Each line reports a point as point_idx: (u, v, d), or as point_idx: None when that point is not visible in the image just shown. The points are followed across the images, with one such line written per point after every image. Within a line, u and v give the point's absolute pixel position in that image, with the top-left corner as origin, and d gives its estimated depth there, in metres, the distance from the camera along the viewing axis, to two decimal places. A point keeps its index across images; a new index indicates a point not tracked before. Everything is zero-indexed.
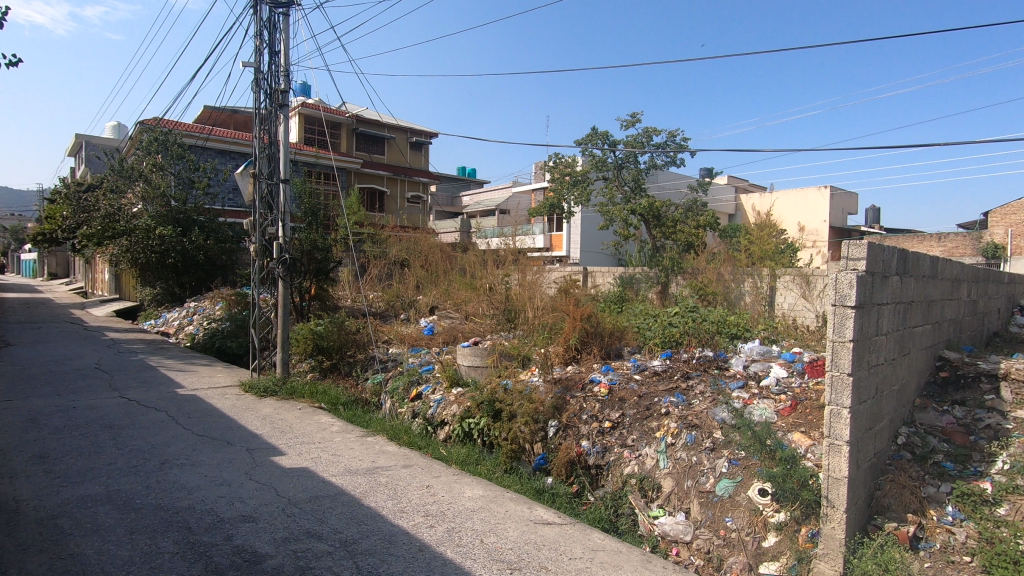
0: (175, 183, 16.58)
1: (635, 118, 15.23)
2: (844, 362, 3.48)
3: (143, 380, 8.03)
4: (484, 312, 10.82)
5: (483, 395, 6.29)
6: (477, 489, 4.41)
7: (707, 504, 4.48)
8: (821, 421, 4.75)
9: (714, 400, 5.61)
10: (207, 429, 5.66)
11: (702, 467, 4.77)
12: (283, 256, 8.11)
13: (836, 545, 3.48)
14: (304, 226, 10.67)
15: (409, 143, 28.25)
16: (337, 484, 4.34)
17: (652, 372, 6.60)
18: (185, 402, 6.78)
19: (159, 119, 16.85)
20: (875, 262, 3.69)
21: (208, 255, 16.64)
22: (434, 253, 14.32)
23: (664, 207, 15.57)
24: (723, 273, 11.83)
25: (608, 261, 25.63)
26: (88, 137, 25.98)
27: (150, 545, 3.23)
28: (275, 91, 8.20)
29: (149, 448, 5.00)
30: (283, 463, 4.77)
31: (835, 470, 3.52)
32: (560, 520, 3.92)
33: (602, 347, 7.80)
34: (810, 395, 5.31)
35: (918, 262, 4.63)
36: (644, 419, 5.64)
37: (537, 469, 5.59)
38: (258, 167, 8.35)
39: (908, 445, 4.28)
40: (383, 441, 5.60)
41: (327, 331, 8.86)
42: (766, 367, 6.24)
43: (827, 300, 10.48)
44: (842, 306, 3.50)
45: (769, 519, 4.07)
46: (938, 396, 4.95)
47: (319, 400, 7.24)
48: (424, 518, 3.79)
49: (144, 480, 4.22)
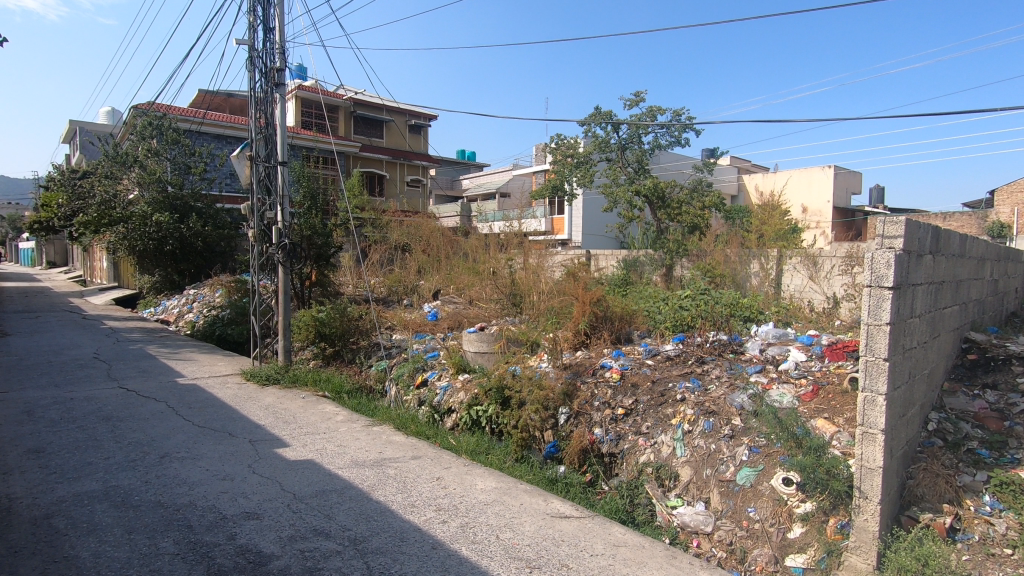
0: (171, 169, 16.15)
1: (638, 97, 14.87)
2: (880, 346, 3.28)
3: (142, 369, 7.87)
4: (488, 297, 10.53)
5: (492, 382, 6.10)
6: (489, 480, 4.24)
7: (728, 494, 4.33)
8: (846, 406, 4.58)
9: (732, 385, 5.42)
10: (209, 421, 5.49)
11: (722, 455, 4.61)
12: (282, 241, 7.89)
13: (870, 537, 3.33)
14: (303, 211, 10.45)
15: (408, 125, 27.81)
16: (344, 477, 4.18)
17: (664, 357, 6.41)
18: (186, 392, 6.62)
19: (152, 103, 16.70)
20: (912, 240, 3.49)
21: (207, 242, 16.47)
22: (435, 237, 14.09)
23: (669, 188, 15.26)
24: (729, 256, 11.69)
25: (610, 243, 25.44)
26: (81, 123, 25.55)
27: (149, 546, 3.06)
28: (271, 69, 7.89)
29: (148, 441, 4.83)
30: (287, 455, 4.61)
31: (869, 460, 3.35)
32: (578, 513, 3.74)
33: (613, 332, 7.56)
34: (832, 379, 5.14)
35: (950, 240, 4.41)
36: (659, 405, 5.46)
37: (549, 458, 5.44)
38: (255, 149, 8.04)
39: (940, 432, 4.10)
40: (390, 431, 5.43)
41: (329, 318, 8.60)
42: (784, 351, 6.05)
43: (834, 281, 10.21)
44: (878, 288, 3.30)
45: (794, 510, 3.92)
46: (967, 379, 4.77)
47: (323, 388, 7.08)
48: (436, 512, 3.62)
49: (143, 475, 4.05)
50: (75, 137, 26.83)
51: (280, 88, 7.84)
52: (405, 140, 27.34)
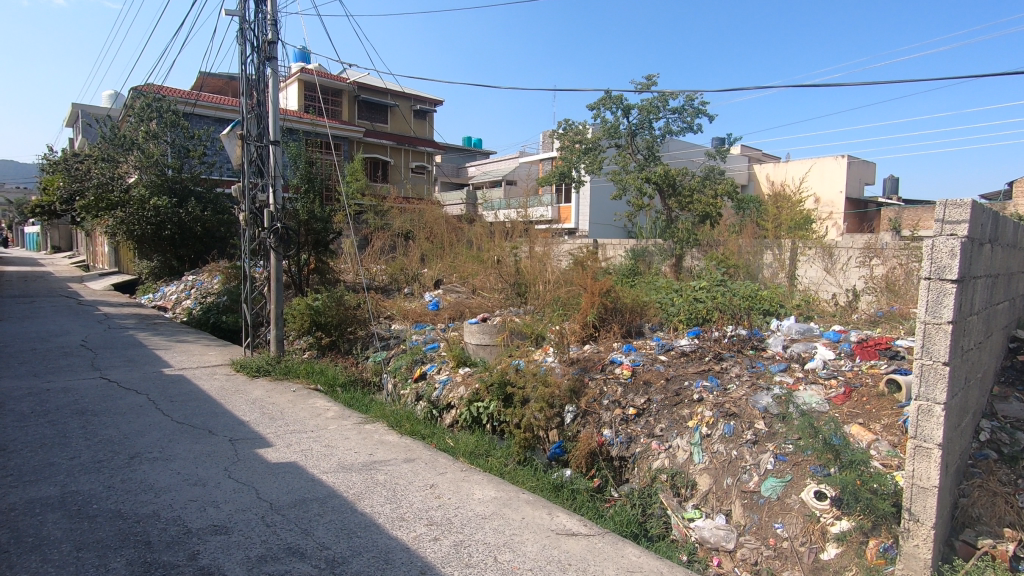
0: (170, 152, 15.82)
1: (650, 81, 14.34)
2: (940, 348, 2.83)
3: (128, 359, 7.50)
4: (492, 286, 10.10)
5: (493, 376, 5.71)
6: (488, 490, 3.83)
7: (751, 507, 3.94)
8: (883, 413, 4.16)
9: (754, 385, 4.98)
10: (190, 416, 5.11)
11: (744, 463, 4.22)
12: (275, 225, 7.49)
13: (920, 566, 2.91)
14: (300, 195, 10.03)
15: (413, 110, 27.34)
16: (329, 484, 3.79)
17: (679, 353, 5.96)
18: (170, 384, 6.25)
19: (151, 85, 16.35)
20: (976, 225, 3.02)
21: (206, 227, 16.06)
22: (439, 225, 13.69)
23: (680, 176, 14.70)
24: (742, 246, 11.22)
25: (618, 233, 24.94)
26: (84, 105, 25.16)
27: (97, 568, 2.69)
28: (262, 42, 7.43)
29: (120, 439, 4.46)
30: (269, 457, 4.22)
31: (921, 478, 2.92)
32: (587, 530, 3.33)
33: (623, 325, 7.12)
34: (865, 381, 4.70)
35: (1006, 228, 3.94)
36: (674, 406, 5.03)
37: (554, 460, 5.06)
38: (246, 127, 7.63)
39: (993, 443, 3.68)
40: (383, 430, 5.03)
41: (325, 307, 8.18)
42: (810, 348, 5.59)
43: (852, 273, 9.81)
44: (939, 281, 2.85)
45: (829, 528, 3.52)
46: (1019, 383, 4.31)
47: (315, 380, 6.69)
48: (428, 528, 3.24)
49: (107, 480, 3.68)
50: (77, 120, 26.42)
51: (272, 63, 7.41)
52: (410, 124, 26.77)
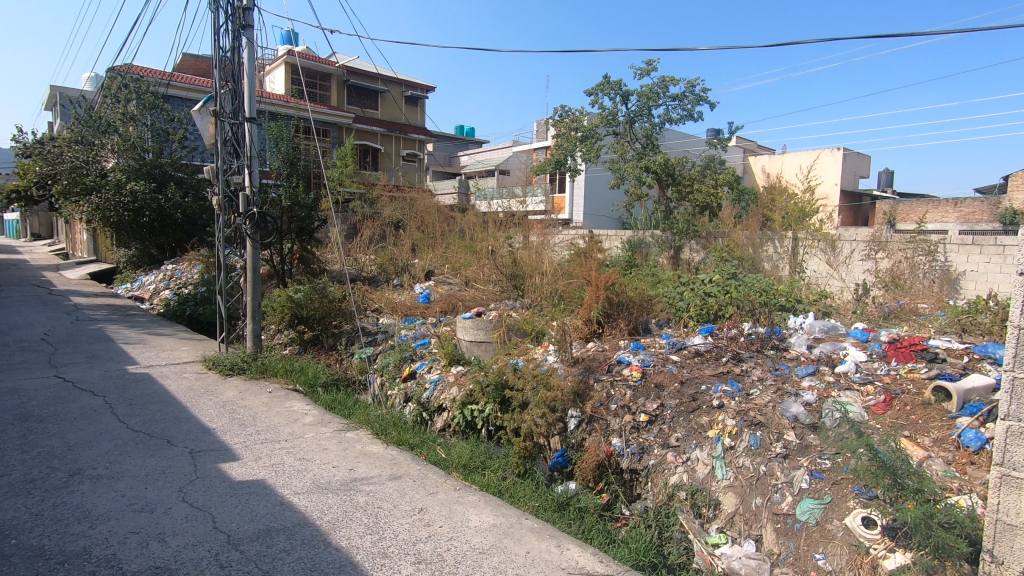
0: (149, 135, 15.06)
1: (650, 66, 13.77)
2: None
3: (90, 355, 6.87)
4: (486, 278, 9.53)
5: (489, 377, 5.15)
6: (486, 515, 3.30)
7: (786, 533, 3.46)
8: (932, 426, 3.70)
9: (780, 391, 4.50)
10: (148, 423, 4.54)
11: (775, 481, 3.74)
12: (250, 210, 6.84)
13: None
14: (282, 179, 9.37)
15: (404, 96, 26.61)
16: (301, 509, 3.25)
17: (693, 352, 5.45)
18: (132, 384, 5.66)
19: (129, 65, 15.29)
20: None
21: (186, 214, 15.36)
22: (431, 214, 13.14)
23: (679, 165, 14.06)
24: (746, 237, 10.67)
25: (613, 225, 24.43)
26: (60, 87, 24.05)
27: None
28: (237, 8, 6.76)
29: (63, 452, 3.88)
30: (233, 473, 3.68)
31: (1009, 513, 2.44)
32: (603, 568, 2.81)
33: (630, 321, 6.60)
34: (906, 387, 4.23)
35: None
36: (691, 413, 4.52)
37: (556, 471, 4.54)
38: (219, 104, 6.96)
39: None
40: (366, 439, 4.48)
41: (307, 299, 7.59)
42: (838, 349, 5.13)
43: (855, 267, 9.38)
44: None
45: (881, 561, 3.03)
46: None
47: (294, 380, 6.11)
48: (415, 567, 2.72)
49: (35, 506, 3.11)
50: (55, 102, 25.30)
51: (247, 32, 6.74)
52: (401, 110, 26.03)
